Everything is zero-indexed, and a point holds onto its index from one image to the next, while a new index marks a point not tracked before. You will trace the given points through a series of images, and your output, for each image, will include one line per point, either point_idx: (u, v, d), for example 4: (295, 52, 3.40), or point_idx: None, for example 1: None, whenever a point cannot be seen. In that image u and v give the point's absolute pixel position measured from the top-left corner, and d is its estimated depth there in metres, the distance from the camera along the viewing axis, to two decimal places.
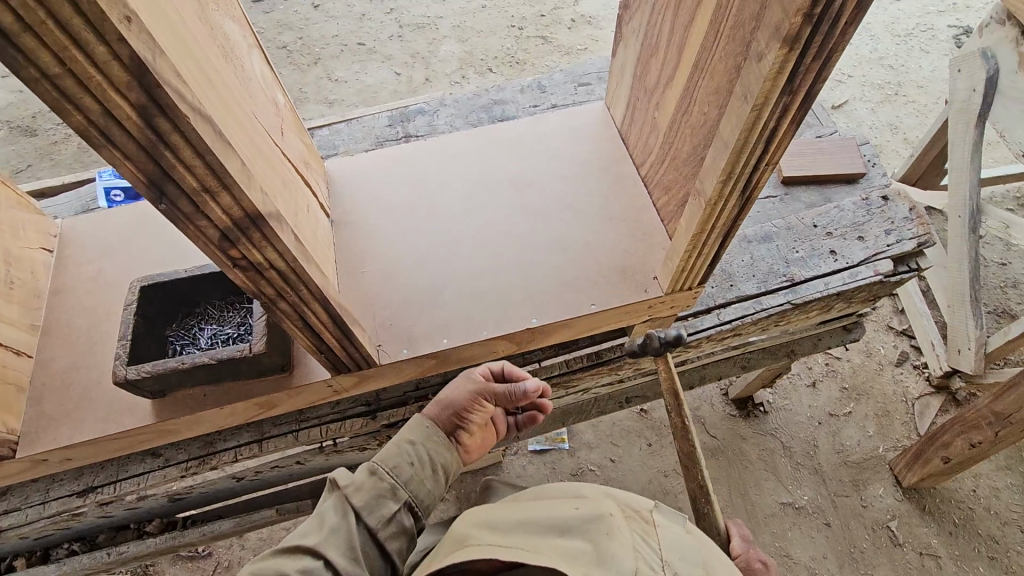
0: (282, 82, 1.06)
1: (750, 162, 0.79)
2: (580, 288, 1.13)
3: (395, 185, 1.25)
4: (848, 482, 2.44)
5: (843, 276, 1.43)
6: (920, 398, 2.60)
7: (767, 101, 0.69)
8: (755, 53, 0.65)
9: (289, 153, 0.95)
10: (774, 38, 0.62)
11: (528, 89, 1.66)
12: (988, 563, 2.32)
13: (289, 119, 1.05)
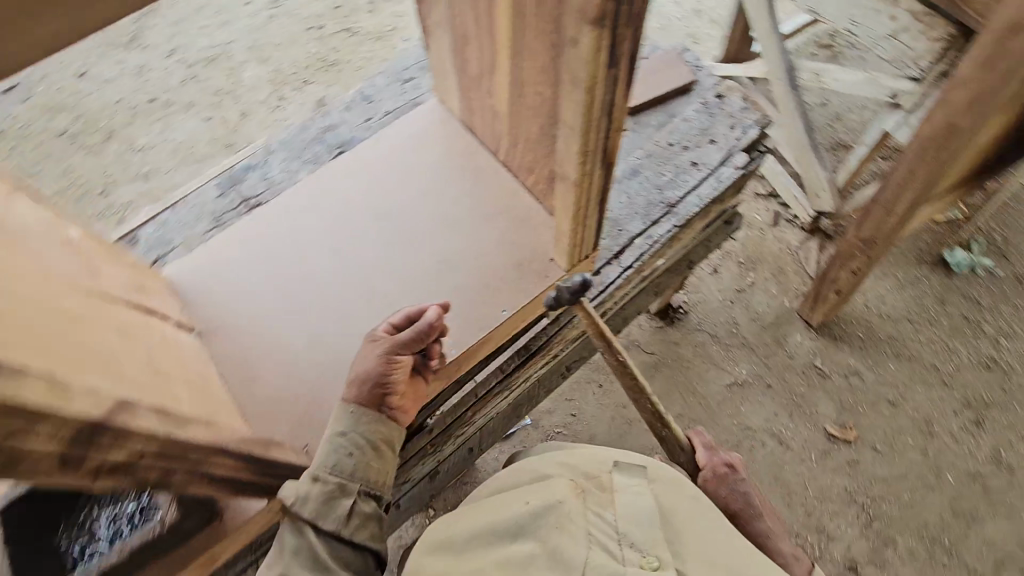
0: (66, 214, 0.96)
1: (602, 136, 0.79)
2: (484, 299, 1.10)
3: (248, 267, 1.14)
4: (772, 343, 2.69)
5: (711, 182, 1.52)
6: (801, 247, 2.89)
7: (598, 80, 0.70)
8: (570, 39, 0.66)
9: (107, 299, 0.85)
10: (584, 21, 0.62)
11: (353, 105, 1.56)
12: (896, 359, 2.68)
13: (93, 250, 0.95)
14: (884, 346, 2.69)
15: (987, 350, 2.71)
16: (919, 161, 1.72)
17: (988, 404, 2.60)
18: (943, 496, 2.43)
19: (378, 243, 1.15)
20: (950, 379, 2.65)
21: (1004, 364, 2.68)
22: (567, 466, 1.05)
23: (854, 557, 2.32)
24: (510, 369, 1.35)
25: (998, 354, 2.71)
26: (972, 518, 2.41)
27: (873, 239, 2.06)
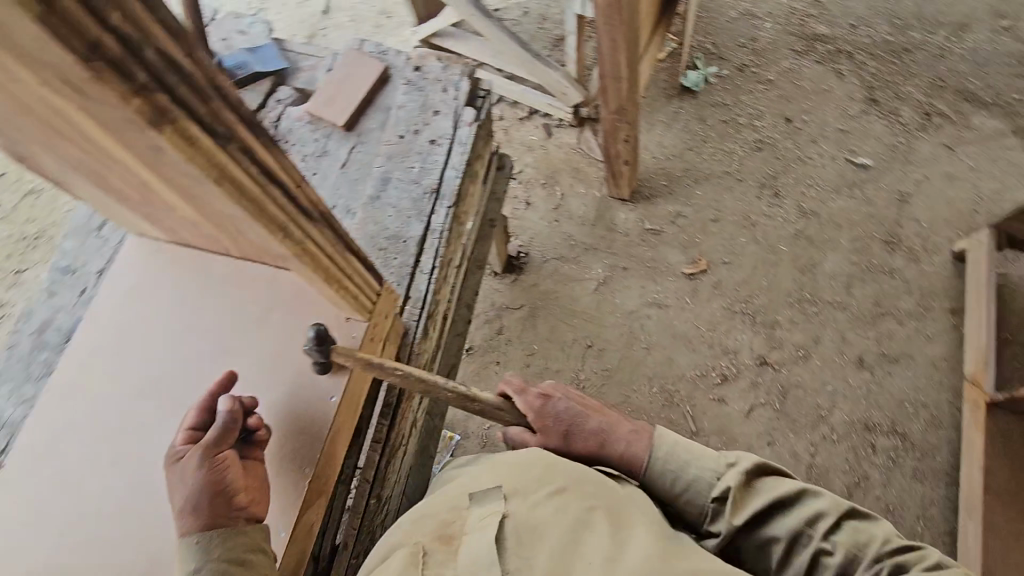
0: None
1: (284, 202, 0.72)
2: (307, 401, 1.10)
3: (28, 534, 1.02)
4: (604, 231, 2.92)
5: (456, 150, 1.50)
6: (580, 140, 3.11)
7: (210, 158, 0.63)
8: (148, 141, 0.59)
9: None
10: (142, 118, 0.56)
11: (57, 286, 1.36)
12: (698, 184, 3.01)
13: None
14: (683, 180, 3.01)
15: (754, 134, 3.09)
16: (614, 29, 2.05)
17: (776, 175, 3.00)
18: (787, 265, 2.81)
19: (156, 420, 1.08)
20: (742, 173, 3.01)
21: (770, 138, 3.07)
22: (419, 529, 1.04)
23: (759, 353, 2.64)
24: (385, 437, 1.26)
25: (762, 133, 3.11)
26: (816, 265, 2.80)
27: (622, 106, 2.41)
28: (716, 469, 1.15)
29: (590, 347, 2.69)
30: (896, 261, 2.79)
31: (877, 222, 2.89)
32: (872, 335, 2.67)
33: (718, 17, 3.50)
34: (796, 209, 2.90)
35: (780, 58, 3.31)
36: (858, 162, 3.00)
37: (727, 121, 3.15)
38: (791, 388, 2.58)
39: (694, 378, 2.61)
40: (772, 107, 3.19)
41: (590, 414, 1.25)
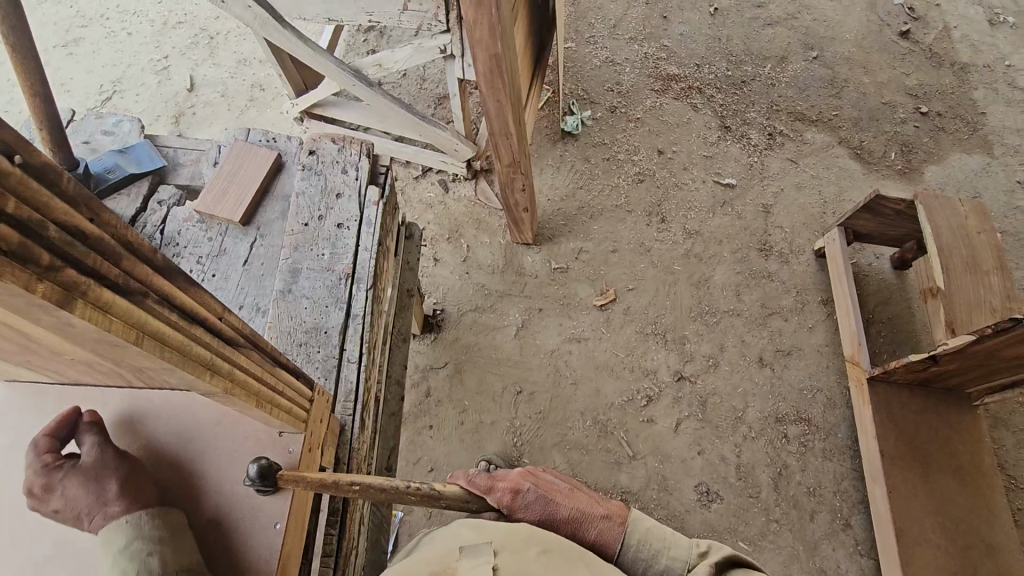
0: None
1: (213, 341, 0.68)
2: (247, 530, 1.00)
3: None
4: (515, 276, 3.02)
5: (366, 229, 1.49)
6: (479, 191, 3.20)
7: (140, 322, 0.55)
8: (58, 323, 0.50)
9: None
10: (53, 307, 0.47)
11: None
12: (592, 218, 3.20)
13: None
14: (580, 218, 3.17)
15: (634, 167, 3.36)
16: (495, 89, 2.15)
17: (660, 203, 3.26)
18: (684, 283, 3.04)
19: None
20: (630, 205, 3.23)
21: (649, 170, 3.35)
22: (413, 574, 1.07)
23: (675, 368, 2.82)
24: (337, 542, 1.19)
25: (641, 166, 3.37)
26: (708, 279, 3.06)
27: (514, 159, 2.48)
28: (689, 561, 1.17)
29: (520, 393, 2.72)
30: (773, 266, 3.13)
31: (750, 233, 3.23)
32: (765, 334, 2.94)
33: (584, 64, 3.79)
34: (681, 231, 3.16)
35: (643, 97, 3.64)
36: (724, 181, 3.34)
37: (610, 157, 3.39)
38: (708, 397, 2.77)
39: (622, 404, 2.72)
40: (645, 141, 3.47)
41: (559, 500, 1.24)
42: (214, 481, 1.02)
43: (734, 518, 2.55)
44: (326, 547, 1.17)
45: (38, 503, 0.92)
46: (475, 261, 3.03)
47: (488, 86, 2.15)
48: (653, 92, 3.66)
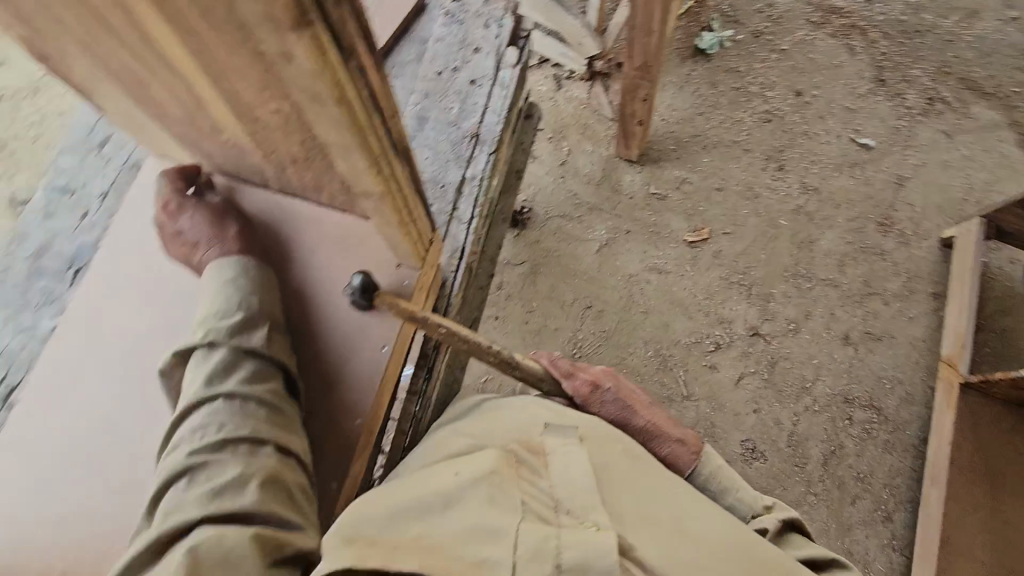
0: None
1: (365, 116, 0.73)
2: (360, 353, 1.00)
3: (52, 453, 0.99)
4: (609, 193, 2.67)
5: (498, 91, 1.39)
6: (593, 89, 2.82)
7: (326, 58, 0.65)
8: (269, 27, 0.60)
9: None
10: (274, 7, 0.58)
11: (56, 204, 1.29)
12: (733, 155, 2.68)
13: None
14: (694, 145, 2.70)
15: (764, 104, 2.79)
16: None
17: (782, 149, 2.72)
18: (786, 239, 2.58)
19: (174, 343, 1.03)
20: (749, 145, 2.71)
21: (779, 109, 2.77)
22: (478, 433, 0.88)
23: (752, 324, 2.43)
24: (422, 389, 1.18)
25: (771, 104, 2.79)
26: (814, 242, 2.58)
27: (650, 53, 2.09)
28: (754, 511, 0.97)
29: (589, 309, 2.46)
30: (888, 244, 2.59)
31: (873, 204, 2.67)
32: (861, 313, 2.48)
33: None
34: (799, 184, 2.65)
35: (795, 25, 3.00)
36: (864, 141, 2.76)
37: (740, 88, 2.83)
38: (779, 358, 2.40)
39: (689, 344, 2.41)
40: (785, 74, 2.88)
41: (637, 411, 1.01)
42: (305, 281, 1.04)
43: (773, 480, 2.31)
44: (412, 393, 1.17)
45: (168, 218, 1.04)
46: (574, 168, 2.68)
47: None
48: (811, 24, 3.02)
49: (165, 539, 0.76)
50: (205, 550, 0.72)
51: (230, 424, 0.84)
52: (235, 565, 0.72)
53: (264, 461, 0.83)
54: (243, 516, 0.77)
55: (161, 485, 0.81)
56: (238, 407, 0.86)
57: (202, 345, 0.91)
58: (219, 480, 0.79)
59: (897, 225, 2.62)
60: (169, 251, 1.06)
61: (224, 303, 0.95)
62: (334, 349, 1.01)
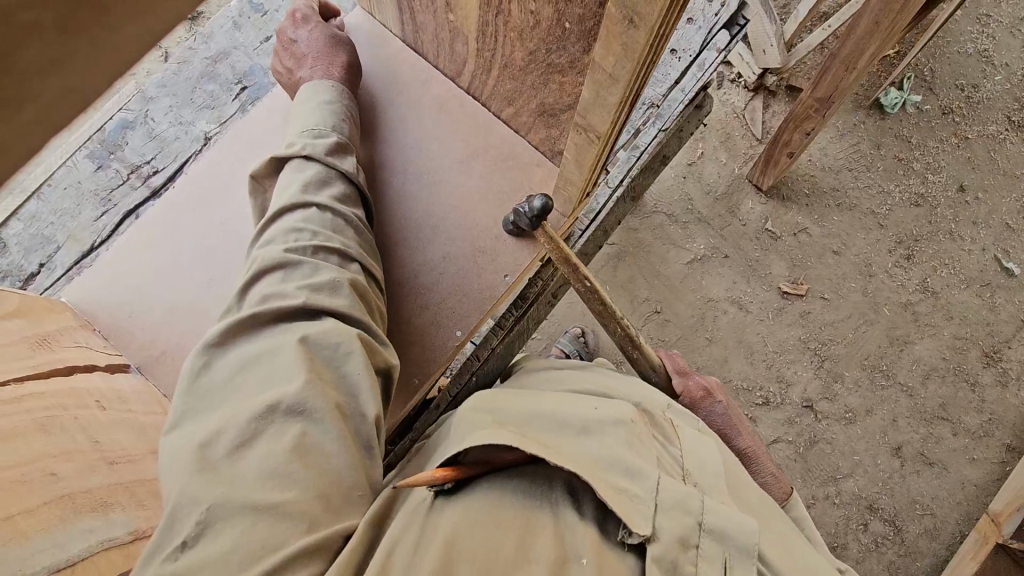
0: (34, 298, 0.88)
1: (633, 89, 0.57)
2: (479, 268, 0.96)
3: (161, 247, 0.98)
4: (724, 210, 1.98)
5: (694, 71, 1.26)
6: (748, 105, 2.04)
7: (668, 20, 0.48)
8: None
9: (109, 390, 0.79)
10: None
11: (245, 20, 1.32)
12: (879, 225, 1.97)
13: (39, 310, 0.85)
14: (826, 196, 1.98)
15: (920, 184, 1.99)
16: (880, 17, 1.26)
17: (918, 237, 1.99)
18: (880, 328, 1.90)
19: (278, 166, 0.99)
20: (891, 221, 1.98)
21: (934, 198, 2.00)
22: (584, 381, 0.78)
23: (810, 396, 1.84)
24: (508, 325, 1.15)
25: (927, 188, 2.00)
26: (908, 343, 1.90)
27: (832, 94, 1.48)
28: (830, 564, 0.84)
29: (657, 316, 1.89)
30: (985, 376, 1.90)
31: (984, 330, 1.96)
32: (924, 431, 1.84)
33: (954, 53, 2.14)
34: (922, 281, 1.95)
35: (990, 116, 2.08)
36: (1007, 266, 1.97)
37: (900, 158, 2.01)
38: (821, 441, 1.82)
39: (739, 388, 1.85)
40: (954, 168, 2.02)
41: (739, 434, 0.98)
42: (389, 169, 1.00)
43: None
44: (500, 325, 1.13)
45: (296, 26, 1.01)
46: (699, 170, 1.99)
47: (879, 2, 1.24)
48: (1011, 122, 2.11)
49: (260, 323, 0.63)
50: (317, 333, 0.62)
51: (322, 234, 0.73)
52: (341, 359, 0.62)
53: (354, 274, 0.73)
54: (341, 316, 0.67)
55: (248, 277, 0.69)
56: (329, 220, 0.75)
57: (298, 155, 0.80)
58: (320, 275, 0.68)
59: (1002, 361, 1.91)
60: (282, 58, 1.02)
61: (323, 123, 0.86)
62: (421, 244, 0.97)
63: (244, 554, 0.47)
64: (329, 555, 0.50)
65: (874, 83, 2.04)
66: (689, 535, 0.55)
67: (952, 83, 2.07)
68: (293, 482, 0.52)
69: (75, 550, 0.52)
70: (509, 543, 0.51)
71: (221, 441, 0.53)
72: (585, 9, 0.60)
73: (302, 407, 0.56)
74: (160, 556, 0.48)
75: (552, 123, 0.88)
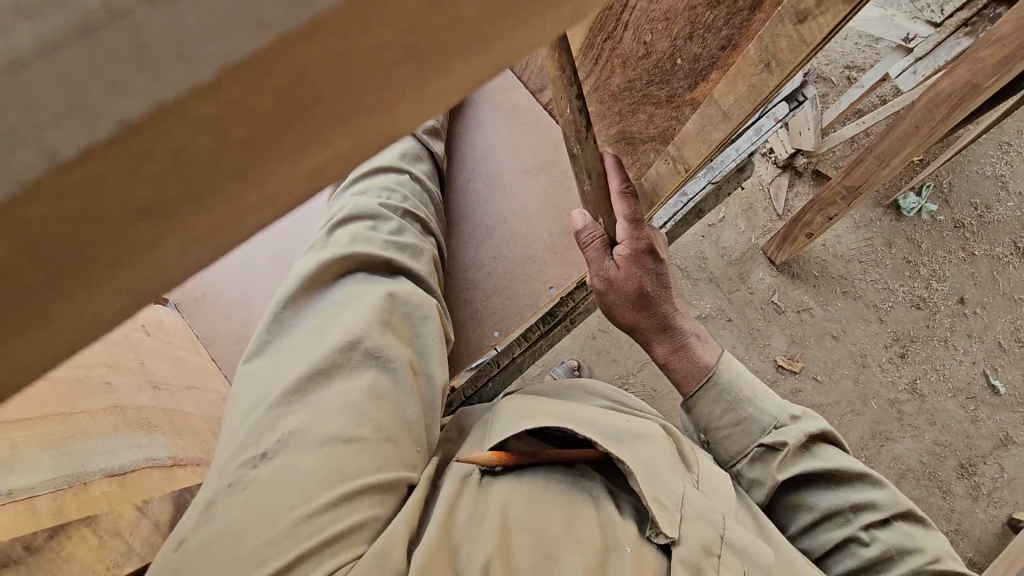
0: None
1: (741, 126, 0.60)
2: (527, 275, 0.97)
3: None
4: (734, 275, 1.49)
5: (750, 134, 1.14)
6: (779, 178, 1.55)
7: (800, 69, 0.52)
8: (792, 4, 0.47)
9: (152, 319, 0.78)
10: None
11: None
12: (880, 320, 1.45)
13: None
14: (831, 283, 1.48)
15: (941, 278, 1.47)
16: (923, 119, 0.97)
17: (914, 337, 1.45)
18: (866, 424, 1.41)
19: None
20: (889, 318, 1.45)
21: (937, 303, 1.46)
22: (606, 392, 0.75)
23: None
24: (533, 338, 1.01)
25: (929, 294, 1.46)
26: (888, 440, 1.40)
27: (864, 184, 1.12)
28: (775, 420, 0.72)
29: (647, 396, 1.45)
30: (957, 489, 1.37)
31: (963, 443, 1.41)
32: None
33: (971, 168, 1.54)
34: (911, 383, 1.42)
35: None
36: (993, 382, 1.42)
37: (910, 263, 1.48)
38: None
39: None
40: (956, 278, 1.47)
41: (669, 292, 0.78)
42: (467, 151, 1.04)
43: None
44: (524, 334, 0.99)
45: None
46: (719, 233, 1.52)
47: (923, 105, 0.96)
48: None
49: (346, 268, 0.67)
50: (403, 292, 0.65)
51: (412, 202, 0.76)
52: (419, 320, 0.66)
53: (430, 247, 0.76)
54: (415, 279, 0.71)
55: (336, 219, 0.71)
56: (420, 191, 0.79)
57: None
58: (405, 237, 0.72)
59: (977, 475, 1.38)
60: None
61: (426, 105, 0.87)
62: (480, 232, 0.99)
63: (323, 476, 0.51)
64: (392, 492, 0.54)
65: (896, 180, 1.53)
66: (712, 545, 0.54)
67: (971, 198, 1.52)
68: (369, 420, 0.56)
69: (124, 461, 0.53)
70: (556, 525, 0.52)
71: (305, 371, 0.57)
72: (704, 49, 0.55)
73: (379, 353, 0.60)
74: (241, 458, 0.53)
75: (627, 153, 0.70)
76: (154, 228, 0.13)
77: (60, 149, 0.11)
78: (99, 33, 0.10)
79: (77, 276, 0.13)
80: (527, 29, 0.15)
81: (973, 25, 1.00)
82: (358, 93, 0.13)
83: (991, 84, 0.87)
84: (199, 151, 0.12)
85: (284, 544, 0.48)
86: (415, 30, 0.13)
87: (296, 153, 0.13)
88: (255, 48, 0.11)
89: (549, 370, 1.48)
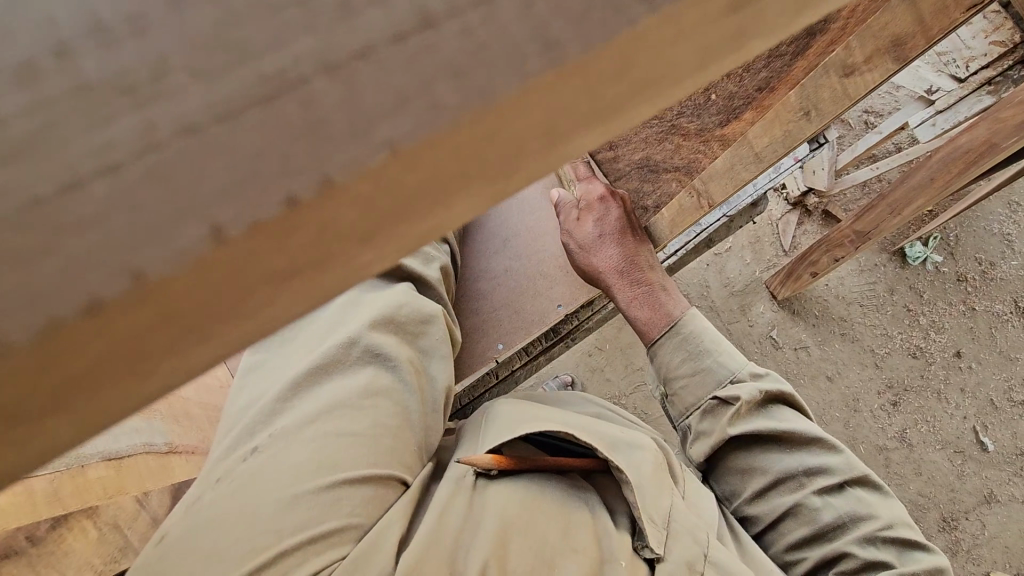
0: None
1: None
2: (538, 290, 0.96)
3: None
4: (736, 308, 1.48)
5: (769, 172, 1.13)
6: (788, 216, 1.54)
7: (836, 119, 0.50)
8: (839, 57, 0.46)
9: None
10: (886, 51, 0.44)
11: None
12: (874, 363, 1.44)
13: None
14: (832, 324, 1.46)
15: (930, 317, 1.46)
16: (937, 173, 0.96)
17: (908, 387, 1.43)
18: None
19: None
20: (884, 363, 1.43)
21: (930, 351, 1.44)
22: (605, 407, 0.73)
23: None
24: (534, 352, 0.99)
25: (926, 342, 1.44)
26: None
27: (874, 231, 1.11)
28: (732, 375, 0.66)
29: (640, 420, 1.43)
30: (937, 540, 1.33)
31: (948, 494, 1.37)
32: None
33: (981, 224, 1.52)
34: (901, 431, 1.40)
35: None
36: (983, 440, 1.40)
37: (910, 309, 1.46)
38: None
39: None
40: (955, 330, 1.45)
41: (632, 239, 0.70)
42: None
43: None
44: (526, 348, 0.98)
45: None
46: (724, 263, 1.51)
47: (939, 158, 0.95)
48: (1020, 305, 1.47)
49: None
50: (414, 303, 0.64)
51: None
52: (426, 322, 0.65)
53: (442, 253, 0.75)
54: (424, 285, 0.70)
55: None
56: None
57: None
58: None
59: (958, 530, 1.35)
60: None
61: None
62: (494, 243, 0.98)
63: (311, 467, 0.51)
64: (381, 488, 0.52)
65: (902, 233, 1.50)
66: (695, 562, 0.53)
67: (973, 253, 1.49)
68: (364, 415, 0.55)
69: (122, 445, 0.54)
70: (551, 534, 0.51)
71: (302, 368, 0.58)
72: (739, 87, 0.56)
73: (379, 351, 0.59)
74: (232, 456, 0.53)
75: (648, 180, 0.69)
76: (223, 346, 0.09)
77: (227, 223, 0.08)
78: (278, 103, 0.08)
79: (93, 407, 0.09)
80: (702, 79, 0.11)
81: (995, 84, 1.01)
82: (538, 140, 0.09)
83: (1009, 145, 0.86)
84: (332, 234, 0.09)
85: (266, 540, 0.46)
86: (597, 77, 0.09)
87: (422, 240, 0.10)
88: (437, 129, 0.09)
89: (542, 383, 1.46)
